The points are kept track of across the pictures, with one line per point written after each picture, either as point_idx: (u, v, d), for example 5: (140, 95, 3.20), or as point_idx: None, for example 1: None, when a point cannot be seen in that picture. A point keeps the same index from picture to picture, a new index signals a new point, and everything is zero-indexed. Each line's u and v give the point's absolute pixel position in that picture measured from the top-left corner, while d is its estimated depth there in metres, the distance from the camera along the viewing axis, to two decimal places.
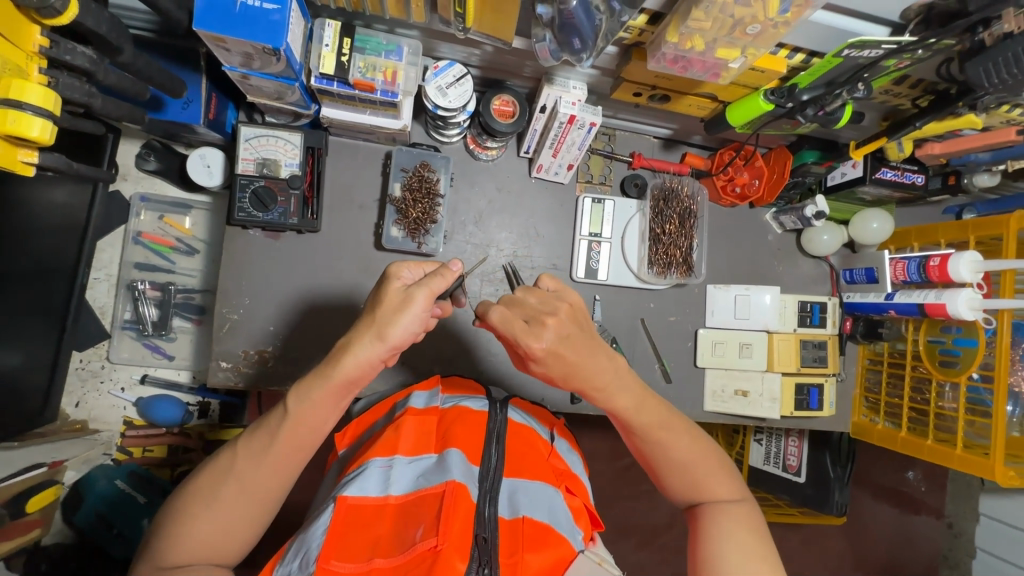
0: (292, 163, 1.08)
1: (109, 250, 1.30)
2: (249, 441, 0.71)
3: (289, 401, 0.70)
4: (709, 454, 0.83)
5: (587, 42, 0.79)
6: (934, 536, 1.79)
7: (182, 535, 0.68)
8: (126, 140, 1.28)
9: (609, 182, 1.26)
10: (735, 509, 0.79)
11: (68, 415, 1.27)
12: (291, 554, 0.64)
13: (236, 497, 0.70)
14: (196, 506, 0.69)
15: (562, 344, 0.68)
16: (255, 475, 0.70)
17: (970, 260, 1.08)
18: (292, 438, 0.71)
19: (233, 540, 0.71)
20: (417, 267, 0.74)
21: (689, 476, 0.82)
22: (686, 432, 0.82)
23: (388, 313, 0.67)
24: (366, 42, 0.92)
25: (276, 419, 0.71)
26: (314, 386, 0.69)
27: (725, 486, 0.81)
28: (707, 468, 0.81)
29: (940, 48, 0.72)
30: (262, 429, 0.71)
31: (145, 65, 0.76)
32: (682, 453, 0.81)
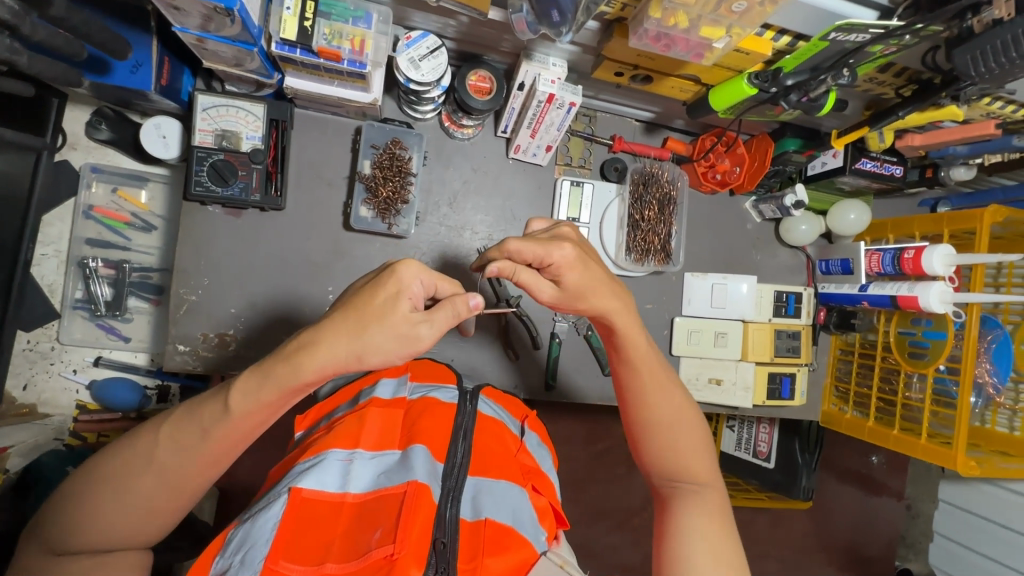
0: (254, 136, 1.02)
1: (58, 224, 1.22)
2: (177, 429, 0.64)
3: (231, 396, 0.62)
4: (696, 435, 0.80)
5: (566, 15, 0.74)
6: (893, 518, 1.84)
7: (91, 518, 0.63)
8: (75, 106, 1.20)
9: (589, 165, 1.23)
10: (705, 495, 0.77)
11: (15, 398, 1.21)
12: (232, 547, 0.60)
13: (156, 487, 0.64)
14: (111, 492, 0.63)
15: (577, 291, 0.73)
16: (178, 468, 0.64)
17: (943, 253, 1.08)
18: (226, 436, 0.63)
19: (148, 527, 0.66)
20: (433, 279, 0.65)
21: (668, 444, 0.79)
22: (680, 402, 0.80)
23: (385, 338, 0.60)
24: (331, 7, 0.86)
25: (212, 413, 0.63)
26: (262, 386, 0.62)
27: (702, 467, 0.79)
28: (687, 448, 0.79)
29: (928, 34, 0.70)
30: (194, 418, 0.64)
31: (82, 22, 0.70)
32: (670, 423, 0.79)
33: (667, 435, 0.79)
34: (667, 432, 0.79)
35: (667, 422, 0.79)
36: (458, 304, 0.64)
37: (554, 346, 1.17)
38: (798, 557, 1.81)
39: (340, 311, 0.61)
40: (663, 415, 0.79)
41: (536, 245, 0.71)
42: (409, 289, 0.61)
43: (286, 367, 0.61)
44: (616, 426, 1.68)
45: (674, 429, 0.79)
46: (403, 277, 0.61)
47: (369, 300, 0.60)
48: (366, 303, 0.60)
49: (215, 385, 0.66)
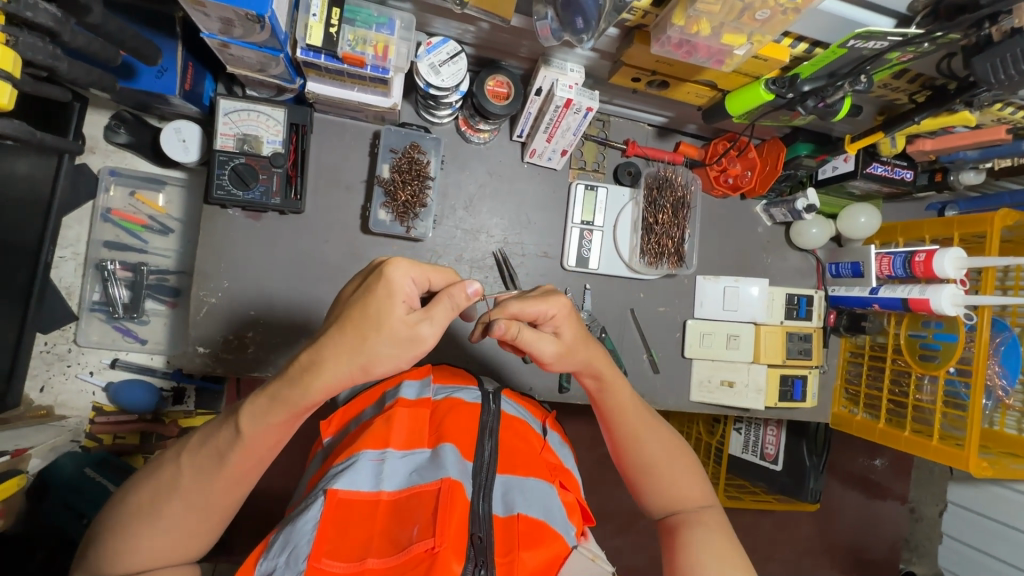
0: (275, 140, 1.03)
1: (76, 227, 1.23)
2: (197, 454, 0.65)
3: (241, 419, 0.63)
4: (684, 461, 0.85)
5: (590, 23, 0.76)
6: (898, 520, 1.85)
7: (126, 549, 0.64)
8: (94, 110, 1.20)
9: (603, 169, 1.24)
10: (704, 514, 0.80)
11: (32, 401, 1.22)
12: (276, 548, 0.60)
13: (186, 512, 0.65)
14: (142, 521, 0.64)
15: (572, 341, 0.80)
16: (204, 491, 0.65)
17: (954, 256, 1.09)
18: (244, 459, 0.64)
19: (184, 552, 0.67)
20: (423, 274, 0.64)
21: (661, 478, 0.83)
22: (662, 437, 0.86)
23: (387, 347, 0.60)
24: (356, 13, 0.87)
25: (227, 435, 0.64)
26: (271, 407, 0.62)
27: (695, 489, 0.83)
28: (676, 472, 0.83)
29: (946, 42, 0.72)
30: (211, 441, 0.65)
31: (117, 28, 0.71)
32: (658, 454, 0.84)
33: (659, 470, 0.84)
34: (659, 468, 0.84)
35: (655, 454, 0.84)
36: (456, 295, 0.63)
37: None
38: (803, 559, 1.82)
39: (335, 326, 0.60)
40: (652, 447, 0.85)
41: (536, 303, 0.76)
42: (402, 289, 0.60)
43: (293, 389, 0.61)
44: None
45: (664, 464, 0.84)
46: (393, 280, 0.60)
47: (366, 310, 0.59)
48: (362, 314, 0.59)
49: (226, 408, 0.67)
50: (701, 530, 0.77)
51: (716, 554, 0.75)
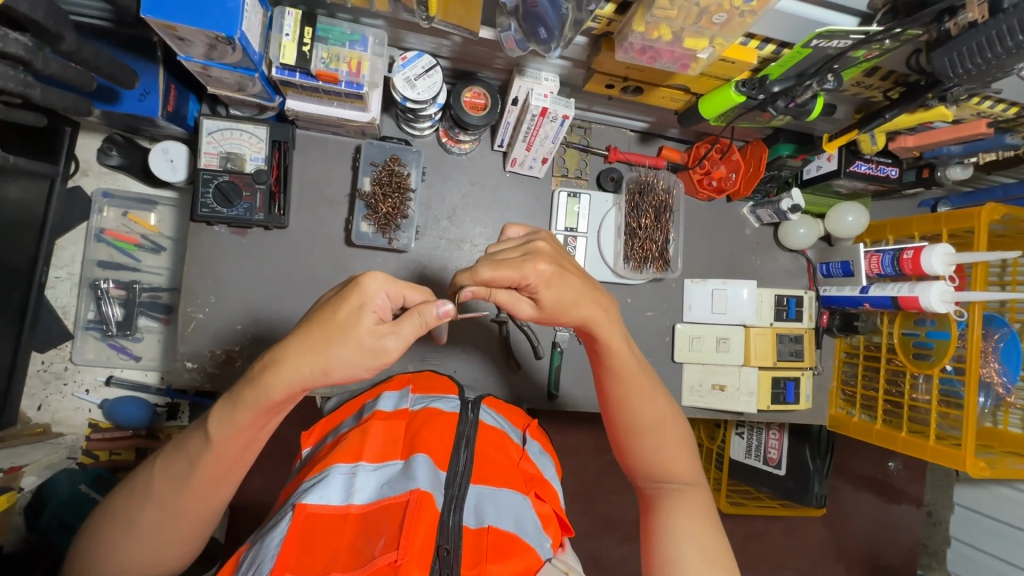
0: (258, 157, 1.05)
1: (70, 247, 1.26)
2: (167, 465, 0.66)
3: (208, 427, 0.64)
4: (679, 435, 0.81)
5: (553, 32, 0.77)
6: (914, 525, 1.81)
7: (110, 558, 0.66)
8: (87, 134, 1.24)
9: (585, 175, 1.25)
10: (688, 493, 0.79)
11: (29, 418, 1.24)
12: (245, 566, 0.61)
13: (163, 520, 0.66)
14: (120, 531, 0.66)
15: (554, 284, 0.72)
16: (176, 501, 0.66)
17: (943, 252, 1.07)
18: (213, 464, 0.65)
19: (166, 557, 0.69)
20: (401, 290, 0.65)
21: (654, 444, 0.80)
22: (660, 403, 0.80)
23: (347, 352, 0.60)
24: (328, 32, 0.88)
25: (195, 445, 0.65)
26: (237, 410, 0.63)
27: (687, 465, 0.80)
28: (668, 444, 0.80)
29: (908, 37, 0.71)
30: (180, 453, 0.66)
31: (91, 54, 0.73)
32: (653, 422, 0.80)
33: (653, 437, 0.80)
34: (653, 435, 0.80)
35: (649, 422, 0.80)
36: (425, 314, 0.63)
37: (557, 355, 1.19)
38: (814, 567, 1.78)
39: (305, 325, 0.62)
40: (647, 413, 0.79)
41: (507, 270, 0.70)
42: (373, 300, 0.62)
43: (256, 396, 0.62)
44: None
45: (659, 431, 0.80)
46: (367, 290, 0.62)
47: (331, 310, 0.61)
48: (328, 314, 0.61)
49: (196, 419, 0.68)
50: (681, 513, 0.77)
51: (694, 545, 0.74)
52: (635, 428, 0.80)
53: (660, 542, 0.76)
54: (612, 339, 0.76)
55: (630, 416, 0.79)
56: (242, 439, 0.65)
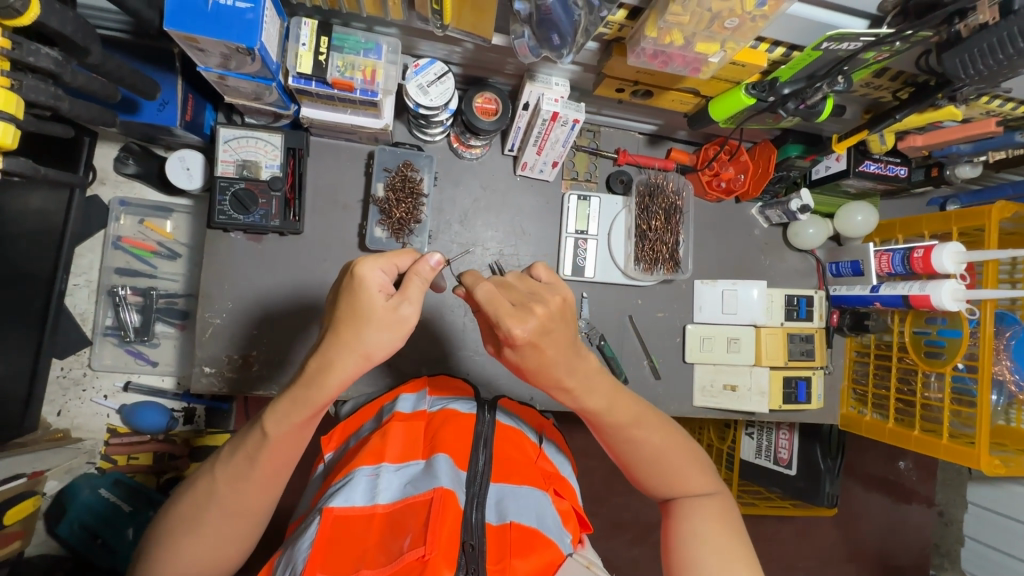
0: (273, 165, 1.06)
1: (89, 255, 1.28)
2: (230, 462, 0.69)
3: (265, 425, 0.66)
4: (684, 450, 0.81)
5: (566, 38, 0.78)
6: (926, 524, 1.80)
7: (176, 554, 0.69)
8: (104, 143, 1.26)
9: (595, 178, 1.26)
10: (705, 501, 0.78)
11: (50, 424, 1.26)
12: (279, 569, 0.62)
13: (228, 514, 0.69)
14: (187, 528, 0.69)
15: (544, 337, 0.64)
16: (239, 495, 0.69)
17: (953, 251, 1.08)
18: (274, 458, 0.68)
19: (233, 549, 0.72)
20: (390, 261, 0.67)
21: (662, 473, 0.79)
22: (660, 432, 0.79)
23: (377, 332, 0.62)
24: (344, 41, 0.90)
25: (254, 441, 0.67)
26: (295, 408, 0.65)
27: (697, 477, 0.80)
28: (676, 461, 0.79)
29: (918, 39, 0.72)
30: (241, 450, 0.68)
31: (116, 67, 0.75)
32: (656, 447, 0.79)
33: (659, 466, 0.79)
34: (660, 463, 0.79)
35: (653, 448, 0.79)
36: (422, 270, 0.66)
37: None
38: (826, 567, 1.78)
39: (330, 325, 0.64)
40: (650, 440, 0.78)
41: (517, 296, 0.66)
42: (375, 280, 0.63)
43: (307, 390, 0.65)
44: None
45: (665, 459, 0.79)
46: (363, 275, 0.63)
47: (349, 310, 0.63)
48: (349, 310, 0.63)
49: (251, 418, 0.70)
50: (703, 521, 0.76)
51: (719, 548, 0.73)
52: (640, 456, 0.78)
53: (686, 558, 0.74)
54: (588, 401, 0.73)
55: (633, 448, 0.78)
56: (301, 429, 0.68)
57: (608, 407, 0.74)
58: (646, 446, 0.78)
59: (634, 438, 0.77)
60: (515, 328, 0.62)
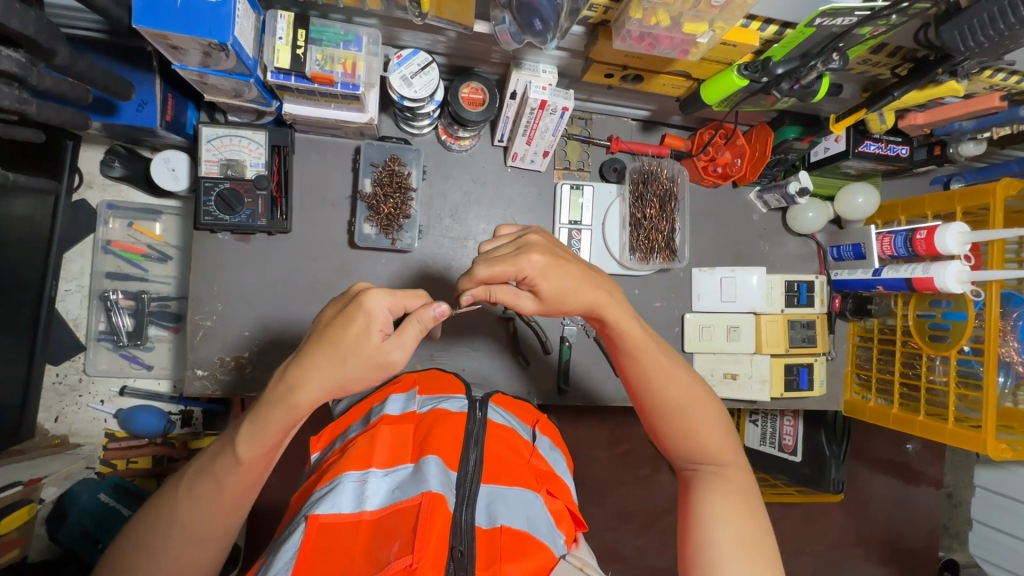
0: (258, 163, 1.05)
1: (79, 260, 1.28)
2: (194, 485, 0.68)
3: (234, 447, 0.66)
4: (705, 413, 0.78)
5: (549, 23, 0.76)
6: (935, 505, 1.79)
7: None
8: (90, 147, 1.25)
9: (588, 167, 1.23)
10: (725, 474, 0.77)
11: (47, 430, 1.27)
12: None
13: (185, 535, 0.68)
14: (142, 547, 0.67)
15: (561, 282, 0.73)
16: (196, 517, 0.67)
17: (957, 231, 1.04)
18: (240, 482, 0.68)
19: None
20: (400, 301, 0.66)
21: (684, 430, 0.78)
22: (683, 385, 0.78)
23: (361, 367, 0.63)
24: (322, 33, 0.88)
25: (220, 463, 0.67)
26: (260, 432, 0.65)
27: (720, 447, 0.78)
28: (695, 421, 0.78)
29: (915, 11, 0.69)
30: (206, 472, 0.68)
31: (85, 67, 0.74)
32: (675, 404, 0.78)
33: (681, 421, 0.78)
34: (682, 419, 0.78)
35: (675, 400, 0.78)
36: (422, 317, 0.65)
37: (565, 349, 1.19)
38: (834, 552, 1.77)
39: (318, 342, 0.64)
40: (673, 389, 0.78)
41: (504, 264, 0.70)
42: (378, 318, 0.63)
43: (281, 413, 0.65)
44: (638, 427, 1.67)
45: (688, 414, 0.78)
46: (370, 307, 0.63)
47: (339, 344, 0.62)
48: (343, 336, 0.62)
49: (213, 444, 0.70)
50: (716, 494, 0.74)
51: (728, 531, 0.70)
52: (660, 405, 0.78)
53: (695, 525, 0.73)
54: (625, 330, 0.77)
55: (654, 392, 0.78)
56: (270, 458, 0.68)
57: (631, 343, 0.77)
58: (667, 397, 0.78)
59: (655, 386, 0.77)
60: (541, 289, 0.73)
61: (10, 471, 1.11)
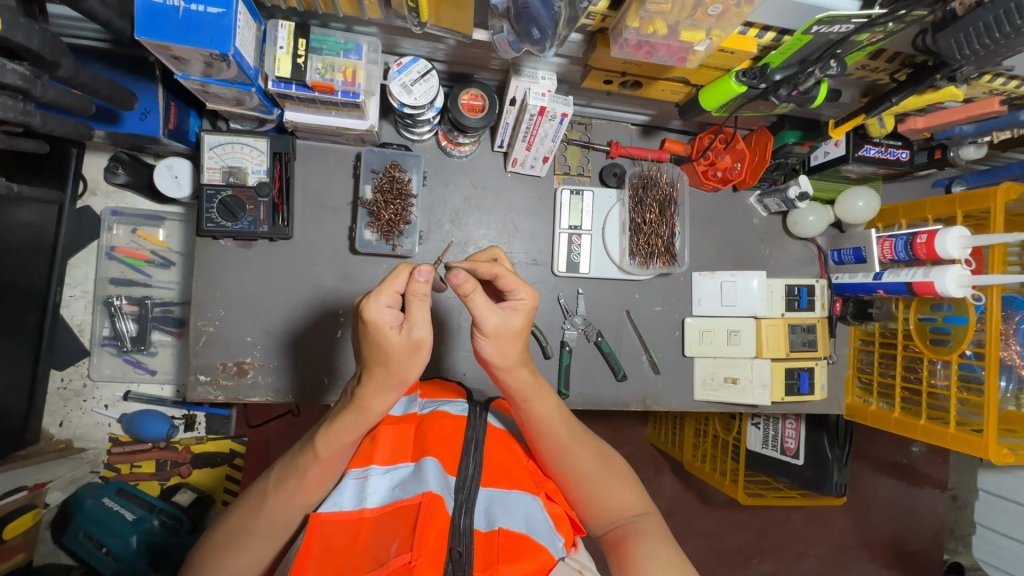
0: (260, 170, 1.06)
1: (83, 266, 1.29)
2: (282, 483, 0.71)
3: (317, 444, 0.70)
4: (613, 468, 0.81)
5: (547, 32, 0.76)
6: (938, 508, 1.78)
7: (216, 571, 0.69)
8: (93, 154, 1.26)
9: (588, 172, 1.24)
10: (644, 522, 0.77)
11: (52, 435, 1.28)
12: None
13: (267, 531, 0.70)
14: (233, 540, 0.70)
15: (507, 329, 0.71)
16: (275, 513, 0.70)
17: (957, 235, 1.04)
18: (319, 477, 0.71)
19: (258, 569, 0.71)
20: (393, 291, 0.65)
21: (598, 491, 0.79)
22: (589, 447, 0.80)
23: (405, 362, 0.66)
24: (322, 42, 0.89)
25: (303, 462, 0.71)
26: (341, 425, 0.70)
27: (631, 497, 0.80)
28: (607, 486, 0.79)
29: (913, 19, 0.69)
30: (291, 467, 0.71)
31: (88, 79, 0.75)
32: (586, 464, 0.79)
33: (593, 481, 0.79)
34: (594, 478, 0.79)
35: (586, 465, 0.79)
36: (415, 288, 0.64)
37: (566, 354, 1.20)
38: (837, 554, 1.76)
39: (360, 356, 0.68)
40: (582, 457, 0.79)
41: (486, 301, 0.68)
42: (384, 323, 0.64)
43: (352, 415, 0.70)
44: None
45: (598, 473, 0.79)
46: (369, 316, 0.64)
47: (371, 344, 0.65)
48: (371, 350, 0.66)
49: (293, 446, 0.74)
50: (645, 539, 0.74)
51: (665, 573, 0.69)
52: (570, 477, 0.79)
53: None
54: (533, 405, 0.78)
55: (563, 465, 0.79)
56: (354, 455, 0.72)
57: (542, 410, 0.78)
58: (578, 459, 0.79)
59: (566, 450, 0.78)
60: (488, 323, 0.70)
61: (17, 476, 1.11)
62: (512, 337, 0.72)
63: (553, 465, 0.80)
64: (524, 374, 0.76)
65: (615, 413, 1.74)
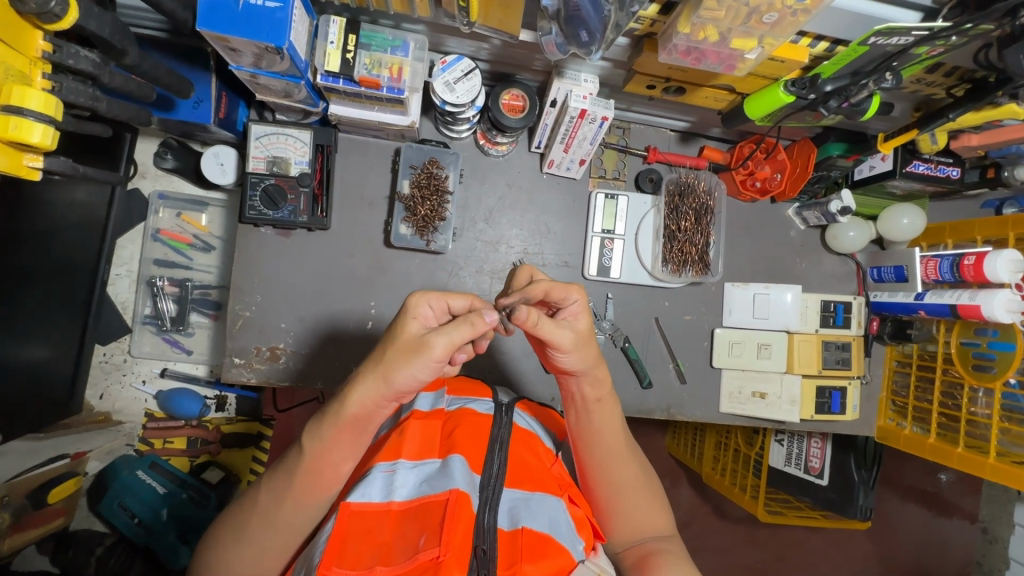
0: (302, 161, 1.08)
1: (130, 246, 1.34)
2: (277, 492, 0.70)
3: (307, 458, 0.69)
4: (648, 487, 0.81)
5: (595, 34, 0.76)
6: (967, 542, 1.71)
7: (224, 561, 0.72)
8: (145, 139, 1.31)
9: (624, 177, 1.23)
10: (667, 542, 0.78)
11: (93, 406, 1.33)
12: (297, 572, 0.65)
13: (267, 534, 0.71)
14: (235, 540, 0.71)
15: (583, 343, 0.71)
16: (283, 519, 0.70)
17: (1008, 258, 1.01)
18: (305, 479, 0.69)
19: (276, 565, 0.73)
20: (442, 300, 0.68)
21: (628, 506, 0.79)
22: (632, 464, 0.81)
23: (399, 358, 0.63)
24: (372, 38, 0.91)
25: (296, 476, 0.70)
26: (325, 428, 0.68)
27: (658, 516, 0.80)
28: (638, 507, 0.80)
29: (978, 33, 0.67)
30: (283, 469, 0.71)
31: (151, 67, 0.79)
32: (625, 479, 0.79)
33: (626, 495, 0.79)
34: (627, 494, 0.79)
35: (623, 481, 0.80)
36: (472, 318, 0.62)
37: None
38: None
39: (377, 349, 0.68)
40: (625, 473, 0.80)
41: (554, 324, 0.68)
42: (420, 312, 0.66)
43: (339, 428, 0.67)
44: None
45: (632, 490, 0.80)
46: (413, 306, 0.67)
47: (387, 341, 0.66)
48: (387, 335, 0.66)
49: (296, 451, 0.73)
50: (670, 558, 0.74)
51: None
52: (606, 491, 0.80)
53: None
54: (594, 419, 0.78)
55: (604, 480, 0.79)
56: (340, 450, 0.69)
57: (601, 422, 0.78)
58: (618, 473, 0.79)
59: (611, 464, 0.79)
60: (564, 336, 0.69)
61: (61, 444, 1.21)
62: (587, 340, 0.72)
63: (594, 478, 0.80)
64: (601, 381, 0.75)
65: (636, 420, 1.73)
